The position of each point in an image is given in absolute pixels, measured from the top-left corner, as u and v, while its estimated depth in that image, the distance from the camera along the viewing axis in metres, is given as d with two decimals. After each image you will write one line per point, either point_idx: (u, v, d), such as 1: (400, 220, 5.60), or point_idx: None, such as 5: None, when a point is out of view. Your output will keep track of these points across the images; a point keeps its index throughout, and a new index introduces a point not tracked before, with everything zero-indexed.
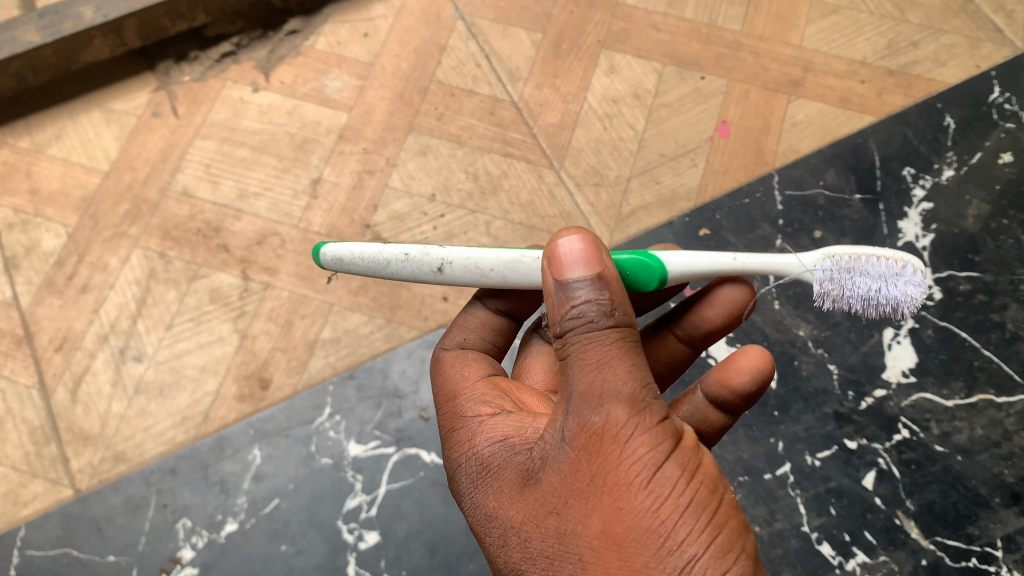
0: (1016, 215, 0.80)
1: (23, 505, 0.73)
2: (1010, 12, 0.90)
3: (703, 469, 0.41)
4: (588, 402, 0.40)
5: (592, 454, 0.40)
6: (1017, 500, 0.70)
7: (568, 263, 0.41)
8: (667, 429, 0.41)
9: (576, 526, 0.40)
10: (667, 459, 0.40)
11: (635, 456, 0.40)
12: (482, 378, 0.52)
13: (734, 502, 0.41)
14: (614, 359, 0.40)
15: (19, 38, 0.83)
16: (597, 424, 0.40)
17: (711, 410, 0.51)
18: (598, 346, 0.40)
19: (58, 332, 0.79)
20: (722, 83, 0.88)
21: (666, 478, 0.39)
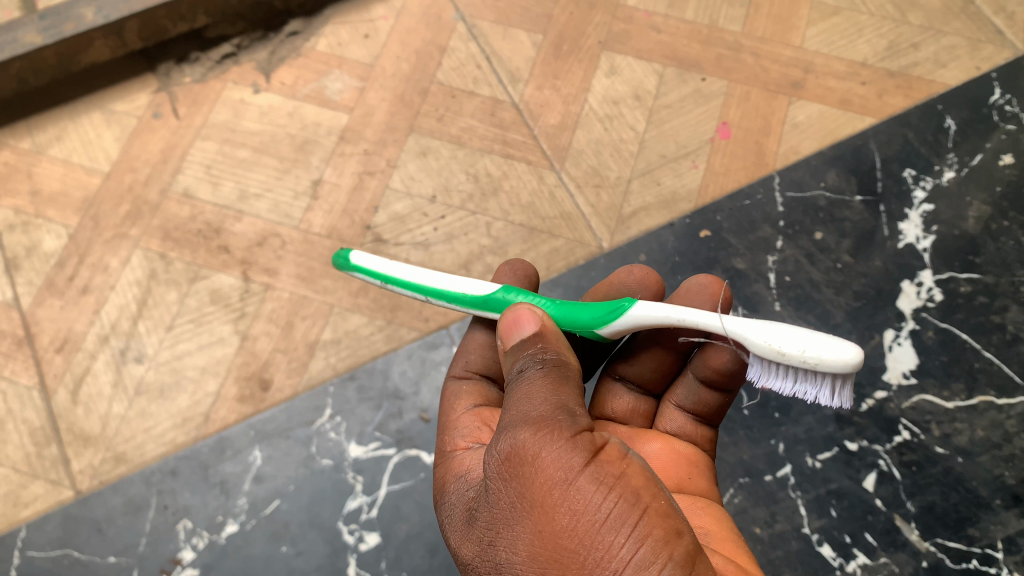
0: (1017, 217, 0.80)
1: (23, 506, 0.73)
2: (1011, 14, 0.90)
3: (624, 477, 0.40)
4: (510, 431, 0.43)
5: (513, 477, 0.41)
6: (1017, 502, 0.70)
7: (511, 327, 0.48)
8: (584, 443, 0.41)
9: (505, 553, 0.40)
10: (583, 472, 0.40)
11: (550, 472, 0.40)
12: (468, 410, 0.55)
13: (661, 510, 0.40)
14: (535, 390, 0.44)
15: (20, 39, 0.84)
16: (513, 450, 0.41)
17: (704, 389, 0.56)
18: (527, 382, 0.44)
19: (59, 333, 0.79)
20: (722, 84, 0.88)
21: (582, 491, 0.39)
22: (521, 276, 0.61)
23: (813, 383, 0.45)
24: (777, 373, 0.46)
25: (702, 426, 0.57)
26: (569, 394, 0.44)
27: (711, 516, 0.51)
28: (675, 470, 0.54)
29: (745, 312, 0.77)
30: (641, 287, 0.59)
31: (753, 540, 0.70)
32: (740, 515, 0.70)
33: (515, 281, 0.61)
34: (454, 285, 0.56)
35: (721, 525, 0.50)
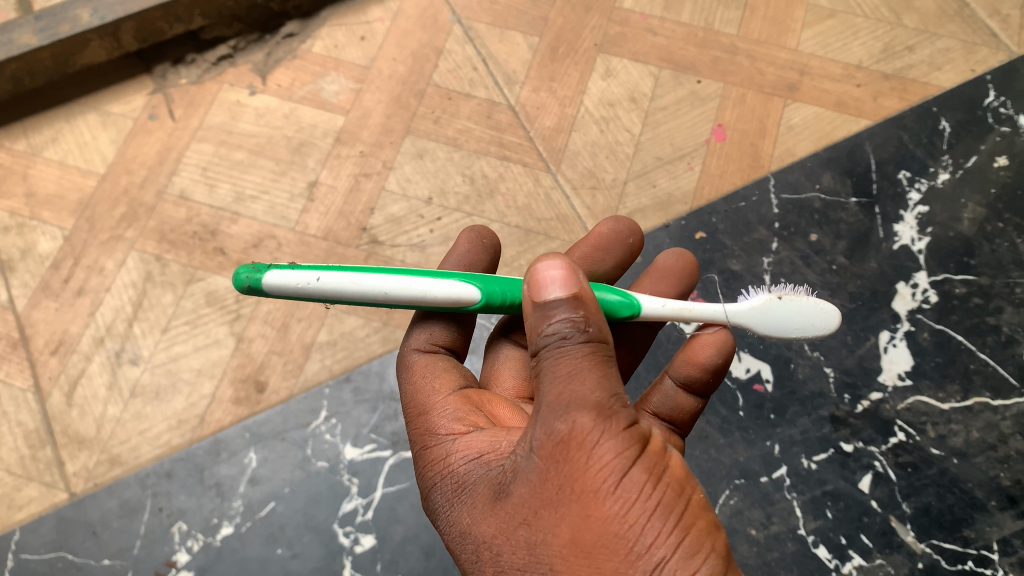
0: (1011, 219, 0.80)
1: (18, 508, 0.73)
2: (1006, 16, 0.90)
3: (668, 471, 0.41)
4: (558, 409, 0.41)
5: (562, 459, 0.40)
6: (1013, 504, 0.70)
7: (544, 283, 0.44)
8: (632, 430, 0.42)
9: (546, 535, 0.40)
10: (634, 461, 0.40)
11: (601, 458, 0.40)
12: (453, 393, 0.52)
13: (700, 503, 0.41)
14: (586, 365, 0.42)
15: (15, 41, 0.83)
16: (564, 430, 0.41)
17: (682, 395, 0.57)
18: (573, 353, 0.42)
19: (54, 335, 0.79)
20: (718, 87, 0.88)
21: (634, 480, 0.40)
22: (487, 243, 0.60)
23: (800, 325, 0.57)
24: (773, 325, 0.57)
25: (675, 436, 0.57)
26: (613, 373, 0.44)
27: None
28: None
29: None
30: (632, 234, 0.64)
31: (748, 542, 0.70)
32: (735, 517, 0.70)
33: (480, 248, 0.59)
34: (440, 288, 0.47)
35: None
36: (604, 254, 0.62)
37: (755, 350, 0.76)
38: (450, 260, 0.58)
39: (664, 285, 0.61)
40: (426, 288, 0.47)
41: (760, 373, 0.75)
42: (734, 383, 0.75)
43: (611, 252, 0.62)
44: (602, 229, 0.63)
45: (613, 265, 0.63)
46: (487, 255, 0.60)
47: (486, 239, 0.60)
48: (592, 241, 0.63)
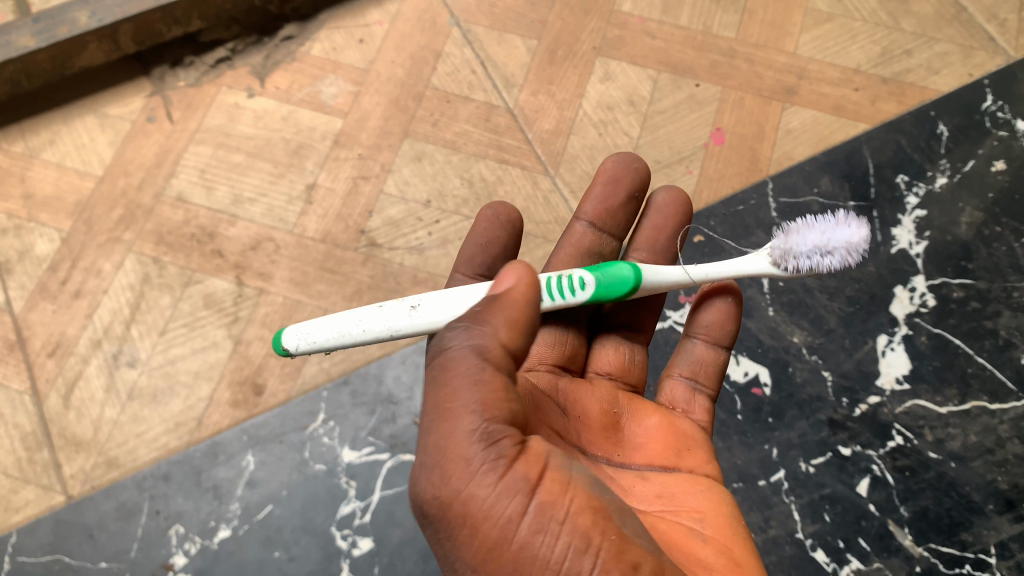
0: (1009, 223, 0.80)
1: (15, 511, 0.72)
2: (1003, 21, 0.91)
3: (568, 523, 0.40)
4: (446, 452, 0.41)
5: (453, 501, 0.41)
6: (1010, 508, 0.70)
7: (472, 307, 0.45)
8: (519, 483, 0.41)
9: (454, 566, 0.42)
10: (527, 520, 0.40)
11: (489, 523, 0.40)
12: None
13: (613, 549, 0.40)
14: (474, 407, 0.41)
15: (14, 42, 0.83)
16: (452, 475, 0.41)
17: (704, 347, 0.59)
18: (467, 391, 0.42)
19: (51, 337, 0.79)
20: (716, 90, 0.88)
21: (531, 539, 0.40)
22: (504, 218, 0.61)
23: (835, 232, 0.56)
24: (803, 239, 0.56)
25: (704, 391, 0.59)
26: (499, 411, 0.42)
27: (709, 500, 0.52)
28: (675, 443, 0.55)
29: None
30: (637, 160, 0.63)
31: None
32: None
33: (497, 226, 0.61)
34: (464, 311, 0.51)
35: (720, 510, 0.51)
36: (616, 187, 0.62)
37: (753, 353, 0.76)
38: (467, 244, 0.60)
39: (669, 219, 0.62)
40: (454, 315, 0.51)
41: (759, 376, 0.75)
42: (732, 387, 0.75)
43: (622, 183, 0.63)
44: (607, 166, 0.63)
45: (629, 196, 0.63)
46: (505, 231, 0.61)
47: (501, 214, 0.61)
48: (602, 177, 0.63)
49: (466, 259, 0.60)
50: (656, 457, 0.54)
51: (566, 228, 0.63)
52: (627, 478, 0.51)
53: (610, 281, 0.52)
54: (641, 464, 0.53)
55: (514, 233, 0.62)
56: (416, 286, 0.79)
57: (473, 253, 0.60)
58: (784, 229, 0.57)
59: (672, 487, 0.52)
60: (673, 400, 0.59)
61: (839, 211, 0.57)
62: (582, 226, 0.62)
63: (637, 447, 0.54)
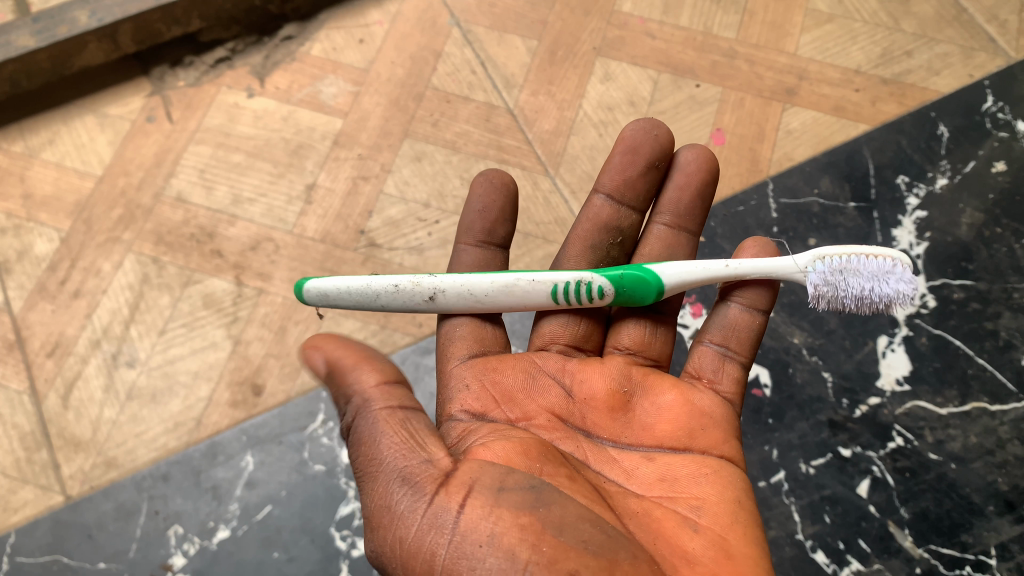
0: (1009, 224, 0.80)
1: (13, 511, 0.72)
2: (1004, 22, 0.91)
3: (492, 543, 0.41)
4: (373, 503, 0.45)
5: (389, 545, 0.44)
6: (1011, 509, 0.70)
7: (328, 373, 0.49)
8: (443, 514, 0.43)
9: None
10: (448, 550, 0.42)
11: (420, 560, 0.42)
12: (460, 363, 0.55)
13: (546, 560, 0.40)
14: (383, 453, 0.45)
15: (14, 42, 0.83)
16: (381, 522, 0.44)
17: (737, 312, 0.58)
18: (370, 443, 0.46)
19: (50, 337, 0.78)
20: (717, 91, 0.88)
21: (456, 565, 0.41)
22: (497, 184, 0.61)
23: (882, 278, 0.56)
24: (851, 276, 0.56)
25: (735, 358, 0.57)
26: (411, 452, 0.45)
27: (714, 485, 0.50)
28: (686, 423, 0.53)
29: None
30: (658, 127, 0.62)
31: None
32: None
33: (491, 190, 0.61)
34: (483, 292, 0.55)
35: (724, 494, 0.50)
36: (635, 156, 0.62)
37: None
38: (468, 213, 0.61)
39: (686, 181, 0.62)
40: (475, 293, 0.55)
41: (759, 377, 0.75)
42: None
43: (641, 152, 0.62)
44: (626, 135, 0.62)
45: (648, 165, 0.62)
46: (502, 194, 0.61)
47: (495, 180, 0.61)
48: (620, 147, 0.62)
49: (465, 227, 0.61)
50: (664, 437, 0.53)
51: (585, 202, 0.64)
52: (631, 460, 0.52)
53: (632, 282, 0.55)
54: (648, 446, 0.53)
55: (512, 199, 0.61)
56: None
57: (476, 221, 0.61)
58: (839, 257, 0.57)
59: (676, 469, 0.51)
60: (700, 367, 0.58)
61: (903, 261, 0.57)
62: (601, 199, 0.62)
63: (647, 426, 0.54)
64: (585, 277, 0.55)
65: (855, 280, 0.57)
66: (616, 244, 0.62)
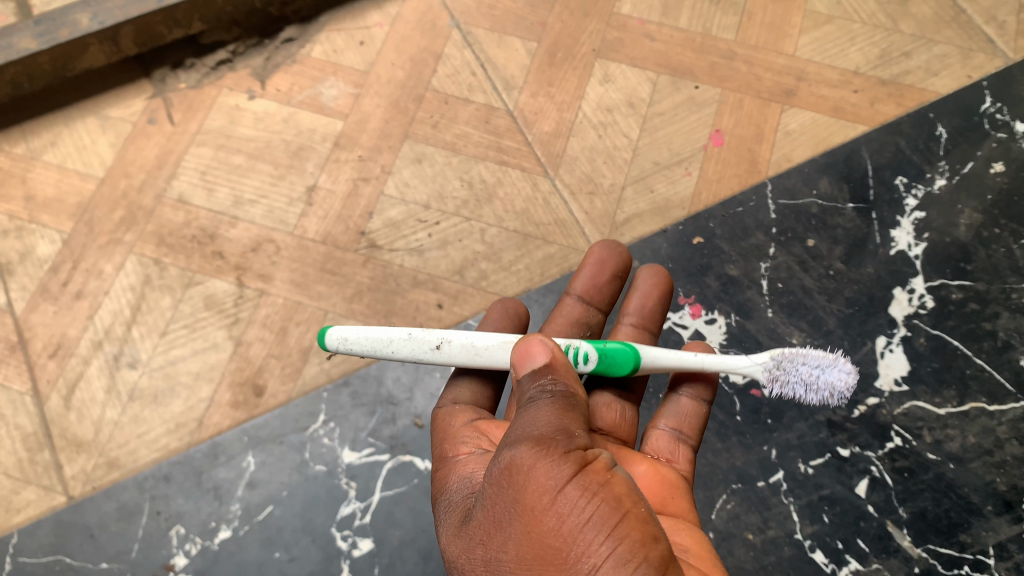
0: (1008, 224, 0.80)
1: (16, 511, 0.72)
2: (1002, 23, 0.91)
3: (603, 492, 0.43)
4: (518, 439, 0.46)
5: (512, 480, 0.44)
6: (1009, 509, 0.70)
7: (524, 356, 0.50)
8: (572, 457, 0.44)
9: (500, 547, 0.44)
10: (571, 490, 0.43)
11: (535, 495, 0.43)
12: (466, 424, 0.58)
13: (640, 516, 0.43)
14: (552, 410, 0.46)
15: (16, 45, 0.84)
16: (516, 458, 0.44)
17: (689, 401, 0.63)
18: (542, 402, 0.47)
19: (52, 338, 0.79)
20: (716, 92, 0.88)
21: (572, 505, 0.43)
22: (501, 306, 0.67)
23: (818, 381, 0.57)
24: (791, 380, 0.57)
25: (686, 440, 0.62)
26: (573, 423, 0.46)
27: (692, 536, 0.52)
28: (659, 491, 0.56)
29: (738, 318, 0.77)
30: (623, 250, 0.68)
31: (745, 546, 0.69)
32: (733, 521, 0.70)
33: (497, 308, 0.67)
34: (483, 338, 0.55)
35: (703, 545, 0.51)
36: (602, 268, 0.66)
37: (752, 355, 0.76)
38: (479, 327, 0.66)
39: (648, 292, 0.67)
40: (474, 340, 0.54)
41: None
42: (732, 388, 0.75)
43: (608, 266, 0.67)
44: (596, 252, 0.67)
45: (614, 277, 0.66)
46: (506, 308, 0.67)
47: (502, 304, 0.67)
48: (591, 261, 0.67)
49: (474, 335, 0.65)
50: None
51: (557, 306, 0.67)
52: None
53: (612, 352, 0.54)
54: None
55: (513, 311, 0.67)
56: (416, 288, 0.80)
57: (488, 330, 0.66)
58: (789, 351, 0.57)
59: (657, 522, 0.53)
60: (658, 451, 0.62)
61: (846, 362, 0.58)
62: (572, 302, 0.66)
63: None
64: (572, 343, 0.55)
65: (804, 367, 0.57)
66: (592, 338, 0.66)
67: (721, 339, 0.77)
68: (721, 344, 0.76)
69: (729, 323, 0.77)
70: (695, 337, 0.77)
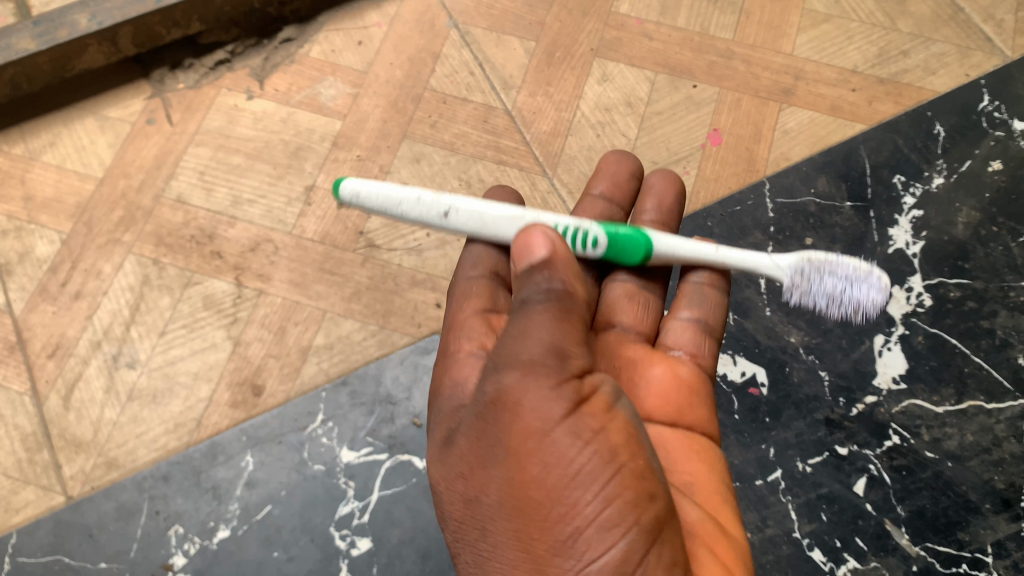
0: (1005, 223, 0.80)
1: (15, 511, 0.73)
2: (1000, 21, 0.91)
3: (596, 438, 0.42)
4: (510, 364, 0.44)
5: (501, 409, 0.43)
6: (1007, 507, 0.70)
7: (528, 249, 0.48)
8: (569, 395, 0.43)
9: (487, 475, 0.44)
10: (562, 430, 0.42)
11: (525, 426, 0.42)
12: (476, 314, 0.56)
13: (636, 470, 0.43)
14: (549, 332, 0.44)
15: (14, 45, 0.84)
16: (507, 387, 0.43)
17: (709, 288, 0.60)
18: (538, 320, 0.45)
19: (51, 338, 0.79)
20: (714, 91, 0.88)
21: (562, 446, 0.42)
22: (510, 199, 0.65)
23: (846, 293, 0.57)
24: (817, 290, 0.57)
25: (709, 332, 0.60)
26: (570, 350, 0.45)
27: (703, 461, 0.54)
28: (676, 397, 0.56)
29: (736, 316, 0.78)
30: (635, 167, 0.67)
31: None
32: None
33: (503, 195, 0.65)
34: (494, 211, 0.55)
35: (714, 471, 0.54)
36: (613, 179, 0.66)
37: (750, 353, 0.76)
38: None
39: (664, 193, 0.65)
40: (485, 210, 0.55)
41: (756, 376, 0.75)
42: (730, 387, 0.75)
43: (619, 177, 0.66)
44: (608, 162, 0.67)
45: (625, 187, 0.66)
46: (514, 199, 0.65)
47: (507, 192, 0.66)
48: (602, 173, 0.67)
49: None
50: (655, 411, 0.56)
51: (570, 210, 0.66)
52: None
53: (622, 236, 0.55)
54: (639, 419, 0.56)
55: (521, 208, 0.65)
56: (414, 287, 0.80)
57: None
58: (822, 256, 0.57)
59: (669, 442, 0.54)
60: (681, 342, 0.60)
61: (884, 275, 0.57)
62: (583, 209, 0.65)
63: (638, 398, 0.56)
64: (583, 224, 0.55)
65: (830, 279, 0.57)
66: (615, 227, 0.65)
67: None
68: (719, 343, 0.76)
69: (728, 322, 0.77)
70: None
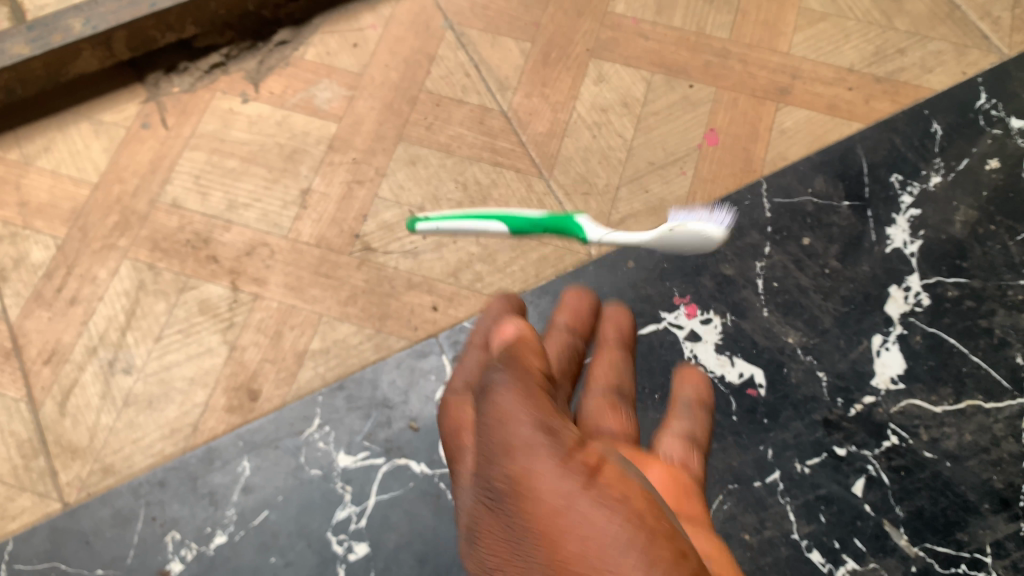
0: (1003, 221, 0.80)
1: (11, 519, 0.72)
2: (996, 18, 0.91)
3: (622, 506, 0.36)
4: (500, 455, 0.38)
5: (511, 509, 0.37)
6: (1006, 507, 0.70)
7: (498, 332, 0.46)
8: (578, 470, 0.37)
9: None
10: (576, 511, 0.36)
11: (544, 516, 0.36)
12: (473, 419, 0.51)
13: (667, 533, 0.35)
14: (530, 404, 0.39)
15: (8, 51, 0.85)
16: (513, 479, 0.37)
17: (696, 410, 0.61)
18: (514, 392, 0.40)
19: (47, 344, 0.79)
20: (710, 91, 0.88)
21: (584, 526, 0.35)
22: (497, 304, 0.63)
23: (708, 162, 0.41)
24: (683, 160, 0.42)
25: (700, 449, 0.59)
26: (558, 420, 0.40)
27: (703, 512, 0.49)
28: (674, 491, 0.51)
29: (733, 317, 0.77)
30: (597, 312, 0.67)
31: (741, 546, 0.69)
32: (730, 522, 0.70)
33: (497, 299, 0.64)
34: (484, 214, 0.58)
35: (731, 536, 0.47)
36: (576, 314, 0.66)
37: (747, 354, 0.76)
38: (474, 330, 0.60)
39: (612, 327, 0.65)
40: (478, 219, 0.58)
41: (753, 377, 0.75)
42: (727, 388, 0.75)
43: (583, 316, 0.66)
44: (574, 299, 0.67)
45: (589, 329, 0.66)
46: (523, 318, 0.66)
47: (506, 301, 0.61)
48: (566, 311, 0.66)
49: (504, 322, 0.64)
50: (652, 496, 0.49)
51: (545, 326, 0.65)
52: None
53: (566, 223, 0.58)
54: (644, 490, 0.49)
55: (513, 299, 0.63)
56: (411, 290, 0.79)
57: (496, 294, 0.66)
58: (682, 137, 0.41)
59: (686, 511, 0.48)
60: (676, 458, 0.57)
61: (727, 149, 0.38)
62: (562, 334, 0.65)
63: None
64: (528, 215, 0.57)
65: None
66: (575, 361, 0.63)
67: (716, 339, 0.77)
68: (717, 344, 0.76)
69: (724, 323, 0.77)
70: (690, 337, 0.77)
